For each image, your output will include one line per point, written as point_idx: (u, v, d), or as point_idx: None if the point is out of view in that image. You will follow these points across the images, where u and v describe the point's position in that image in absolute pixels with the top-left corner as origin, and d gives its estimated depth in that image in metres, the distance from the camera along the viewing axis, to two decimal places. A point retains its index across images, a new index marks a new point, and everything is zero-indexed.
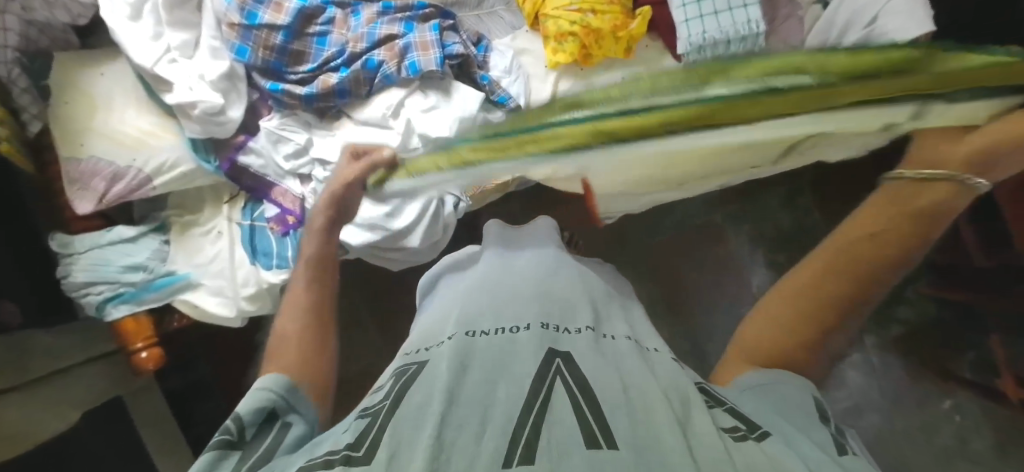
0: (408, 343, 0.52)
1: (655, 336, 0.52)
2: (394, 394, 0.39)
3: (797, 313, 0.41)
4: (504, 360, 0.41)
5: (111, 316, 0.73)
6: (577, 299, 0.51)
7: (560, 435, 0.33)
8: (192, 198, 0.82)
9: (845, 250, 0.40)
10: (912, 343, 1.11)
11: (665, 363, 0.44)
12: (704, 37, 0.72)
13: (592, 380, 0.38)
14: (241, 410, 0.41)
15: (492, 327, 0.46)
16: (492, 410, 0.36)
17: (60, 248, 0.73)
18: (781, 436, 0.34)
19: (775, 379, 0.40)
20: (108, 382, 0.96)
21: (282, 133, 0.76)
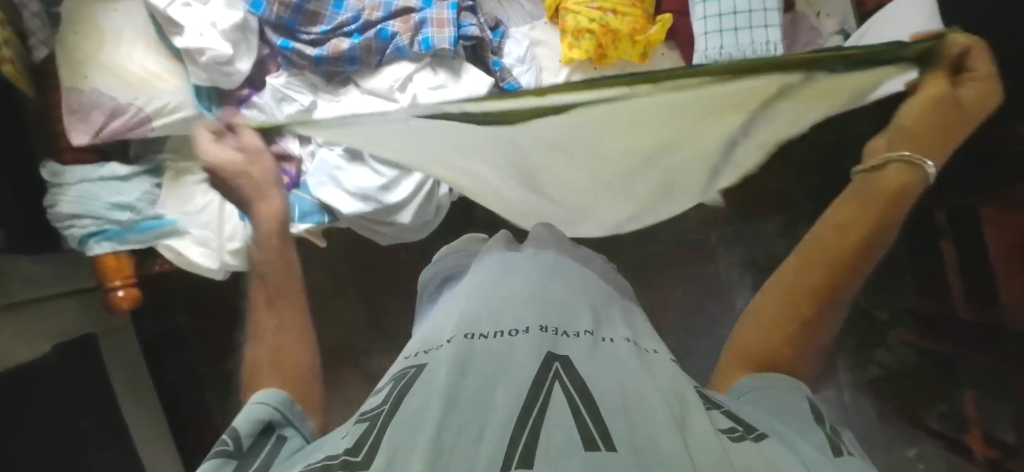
0: (408, 348, 0.44)
1: (655, 340, 0.46)
2: (392, 397, 0.34)
3: (772, 331, 0.41)
4: (501, 362, 0.35)
5: (92, 251, 0.73)
6: (576, 300, 0.44)
7: (561, 436, 0.28)
8: (189, 144, 0.81)
9: (812, 258, 0.41)
10: (887, 387, 1.12)
11: (666, 366, 0.39)
12: (721, 52, 0.72)
13: (591, 383, 0.32)
14: (238, 423, 0.36)
15: (493, 329, 0.39)
16: (489, 415, 0.30)
17: (50, 177, 0.72)
18: (778, 437, 0.32)
19: (769, 384, 0.38)
20: (84, 318, 0.98)
21: (287, 92, 0.75)
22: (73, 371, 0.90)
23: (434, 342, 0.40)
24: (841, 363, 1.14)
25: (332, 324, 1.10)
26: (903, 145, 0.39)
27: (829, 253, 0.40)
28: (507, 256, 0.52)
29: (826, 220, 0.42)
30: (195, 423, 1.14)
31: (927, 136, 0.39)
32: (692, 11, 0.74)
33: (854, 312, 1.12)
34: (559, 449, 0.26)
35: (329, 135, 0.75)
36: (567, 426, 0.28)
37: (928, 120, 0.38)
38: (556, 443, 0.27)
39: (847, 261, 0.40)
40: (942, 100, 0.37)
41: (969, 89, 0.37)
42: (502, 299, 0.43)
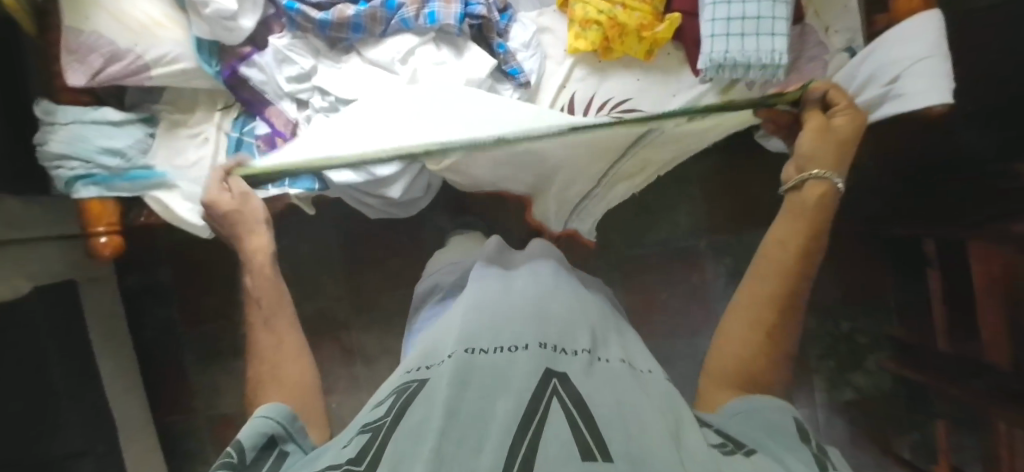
0: (408, 363, 0.56)
1: (648, 359, 0.56)
2: (394, 411, 0.44)
3: (751, 318, 0.53)
4: (502, 378, 0.45)
5: (78, 194, 0.73)
6: (576, 324, 0.55)
7: (558, 446, 0.35)
8: (186, 97, 0.81)
9: (773, 251, 0.55)
10: (862, 409, 1.11)
11: (657, 382, 0.49)
12: (726, 57, 0.71)
13: (588, 397, 0.41)
14: (243, 435, 0.45)
15: (491, 346, 0.50)
16: (490, 425, 0.39)
17: (43, 115, 0.71)
18: (768, 454, 0.40)
19: (752, 406, 0.47)
20: (68, 264, 0.96)
21: (289, 54, 0.75)
22: (47, 317, 0.89)
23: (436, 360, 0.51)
24: (818, 383, 1.13)
25: (313, 294, 1.10)
26: (827, 158, 0.57)
27: (784, 266, 0.53)
28: (507, 286, 0.63)
29: (768, 239, 0.56)
30: (169, 380, 1.14)
31: (829, 146, 0.57)
32: (701, 13, 0.73)
33: (836, 333, 1.11)
34: (557, 454, 0.34)
35: (326, 102, 0.76)
36: (566, 437, 0.36)
37: (823, 139, 0.58)
38: (555, 452, 0.34)
39: (795, 270, 0.53)
40: (830, 127, 0.59)
41: (853, 117, 0.59)
42: (504, 322, 0.54)
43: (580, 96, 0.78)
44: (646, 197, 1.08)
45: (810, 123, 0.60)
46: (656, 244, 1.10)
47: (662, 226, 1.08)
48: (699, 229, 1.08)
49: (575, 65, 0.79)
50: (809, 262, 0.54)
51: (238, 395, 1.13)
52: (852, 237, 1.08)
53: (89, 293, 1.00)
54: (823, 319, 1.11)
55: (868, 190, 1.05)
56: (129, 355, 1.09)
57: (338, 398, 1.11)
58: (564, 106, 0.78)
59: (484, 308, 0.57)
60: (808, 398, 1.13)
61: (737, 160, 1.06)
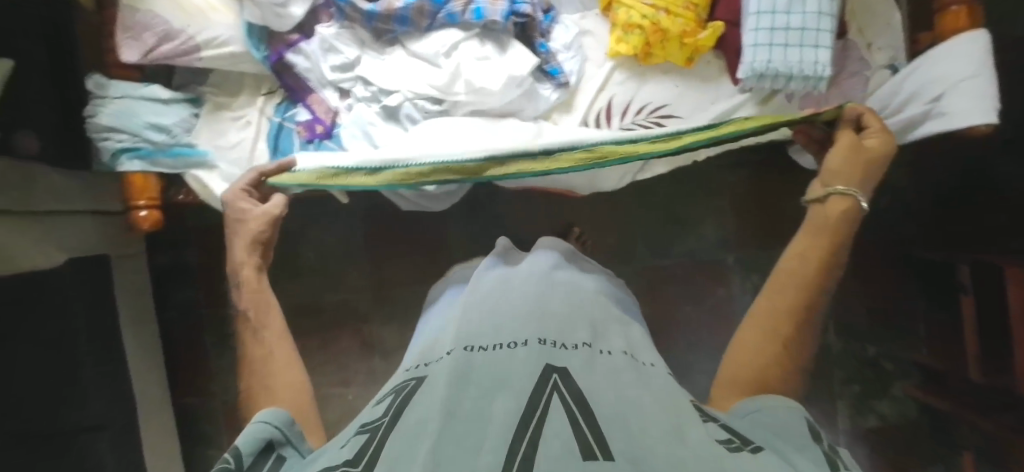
0: (409, 363, 0.56)
1: (651, 353, 0.55)
2: (392, 410, 0.43)
3: (770, 327, 0.51)
4: (501, 375, 0.43)
5: (123, 168, 0.75)
6: (576, 320, 0.54)
7: (558, 446, 0.33)
8: (232, 81, 0.83)
9: (797, 262, 0.53)
10: (885, 439, 1.08)
11: (660, 377, 0.47)
12: (768, 66, 0.71)
13: (588, 395, 0.40)
14: (241, 441, 0.43)
15: (491, 343, 0.49)
16: (489, 425, 0.37)
17: (95, 88, 0.73)
18: (777, 453, 0.37)
19: (763, 405, 0.45)
20: (100, 239, 0.99)
21: (336, 43, 0.77)
22: (79, 289, 0.90)
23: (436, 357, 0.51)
24: (841, 408, 1.10)
25: (337, 284, 1.11)
26: (852, 175, 0.56)
27: (800, 278, 0.52)
28: (509, 283, 0.62)
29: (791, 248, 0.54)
30: (190, 361, 1.16)
31: (857, 166, 0.56)
32: (745, 22, 0.73)
33: (861, 358, 1.09)
34: (558, 453, 0.32)
35: (369, 92, 0.78)
36: (565, 437, 0.34)
37: (849, 160, 0.57)
38: (555, 451, 0.32)
39: (816, 280, 0.52)
40: (860, 145, 0.58)
41: (883, 138, 0.58)
42: (503, 318, 0.53)
43: (618, 100, 0.79)
44: (674, 207, 1.08)
45: (841, 142, 0.58)
46: (682, 255, 1.09)
47: (689, 237, 1.08)
48: (726, 242, 1.07)
49: (614, 69, 0.80)
50: (827, 273, 0.52)
51: None
52: (883, 260, 1.07)
53: (120, 269, 1.02)
54: (849, 341, 1.10)
55: (899, 213, 1.04)
56: (153, 334, 1.10)
57: (353, 390, 1.11)
58: (601, 109, 0.79)
59: (484, 304, 0.57)
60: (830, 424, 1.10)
61: (769, 175, 1.05)
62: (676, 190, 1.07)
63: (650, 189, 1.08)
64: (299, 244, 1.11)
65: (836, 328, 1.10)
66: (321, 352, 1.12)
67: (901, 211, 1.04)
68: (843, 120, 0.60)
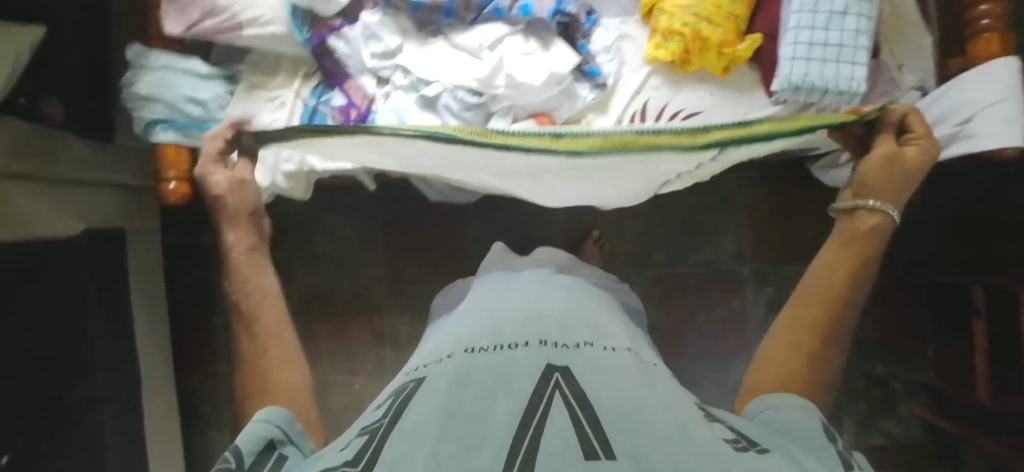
0: (412, 367, 0.57)
1: (650, 355, 0.57)
2: (392, 412, 0.43)
3: (793, 338, 0.52)
4: (504, 378, 0.43)
5: (157, 138, 0.74)
6: (573, 325, 0.55)
7: (560, 445, 0.32)
8: (270, 61, 0.83)
9: (824, 280, 0.54)
10: (888, 458, 1.09)
11: (662, 377, 0.48)
12: (804, 80, 0.72)
13: (589, 393, 0.40)
14: (241, 440, 0.42)
15: (491, 344, 0.51)
16: (490, 425, 0.36)
17: (135, 58, 0.74)
18: (782, 453, 0.36)
19: (782, 402, 0.46)
20: (118, 212, 0.98)
21: (377, 31, 0.77)
22: (95, 261, 0.89)
23: (438, 358, 0.52)
24: (846, 425, 1.11)
25: (352, 273, 1.11)
26: (887, 189, 0.56)
27: (835, 287, 0.53)
28: (508, 300, 0.63)
29: (817, 265, 0.56)
30: (197, 343, 1.15)
31: (892, 176, 0.56)
32: (783, 35, 0.75)
33: (869, 376, 1.10)
34: (559, 450, 0.32)
35: (408, 80, 0.78)
36: (567, 435, 0.33)
37: (889, 172, 0.55)
38: (557, 449, 0.32)
39: (842, 296, 0.53)
40: (898, 155, 0.56)
41: (926, 146, 0.56)
42: (501, 327, 0.55)
43: (653, 104, 0.80)
44: (693, 216, 1.09)
45: (880, 150, 0.56)
46: (698, 265, 1.10)
47: (706, 247, 1.09)
48: (743, 254, 1.08)
49: (650, 74, 0.81)
50: (858, 283, 0.54)
51: None
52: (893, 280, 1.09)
53: (135, 244, 1.01)
54: (857, 359, 1.11)
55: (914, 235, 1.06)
56: (161, 313, 1.09)
57: (361, 381, 1.10)
58: (635, 112, 0.80)
59: (487, 316, 0.59)
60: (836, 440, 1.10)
61: (788, 190, 1.07)
62: (696, 200, 1.09)
63: (670, 197, 1.09)
64: (318, 231, 1.11)
65: None
66: (331, 341, 1.11)
67: (915, 234, 1.06)
68: (887, 123, 0.57)
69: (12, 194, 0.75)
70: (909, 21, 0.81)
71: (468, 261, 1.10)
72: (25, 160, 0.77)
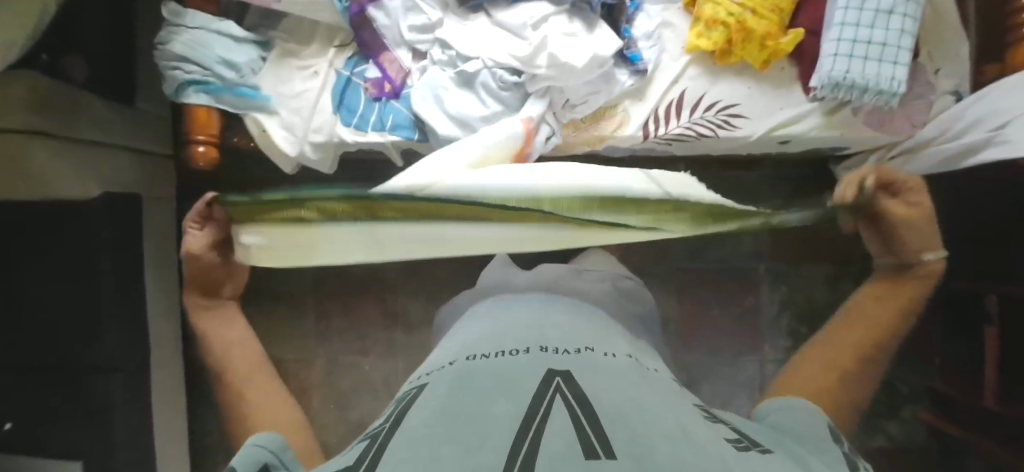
0: (414, 372, 0.55)
1: (653, 362, 0.55)
2: (394, 417, 0.41)
3: (832, 358, 0.49)
4: (505, 381, 0.41)
5: (187, 100, 0.74)
6: (577, 329, 0.53)
7: (559, 445, 0.31)
8: (306, 29, 0.81)
9: (870, 311, 0.52)
10: (888, 461, 1.11)
11: (662, 381, 0.46)
12: (846, 77, 0.72)
13: (591, 396, 0.38)
14: (236, 463, 0.36)
15: (492, 351, 0.48)
16: (488, 425, 0.34)
17: (170, 16, 0.72)
18: (786, 454, 0.35)
19: (794, 405, 0.44)
20: (136, 176, 0.95)
21: (420, 3, 0.76)
22: (115, 224, 0.87)
23: (438, 365, 0.50)
24: (851, 426, 1.12)
25: None
26: None
27: (871, 322, 0.51)
28: (512, 303, 0.61)
29: (857, 296, 0.55)
30: None
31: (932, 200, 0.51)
32: (826, 32, 0.75)
33: None
34: (559, 451, 0.30)
35: (446, 55, 0.77)
36: (568, 436, 0.32)
37: None
38: (557, 448, 0.30)
39: (888, 325, 0.51)
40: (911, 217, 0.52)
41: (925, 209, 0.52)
42: (503, 330, 0.53)
43: (690, 94, 0.80)
44: None
45: None
46: (715, 260, 1.10)
47: (725, 243, 1.09)
48: (761, 252, 1.09)
49: (689, 64, 0.81)
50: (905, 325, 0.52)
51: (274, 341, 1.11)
52: None
53: (151, 210, 0.99)
54: None
55: None
56: (172, 283, 1.07)
57: (372, 360, 1.10)
58: (673, 101, 0.80)
59: (488, 320, 0.57)
60: None
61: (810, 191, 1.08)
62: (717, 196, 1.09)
63: None
64: None
65: None
66: (343, 319, 1.11)
67: None
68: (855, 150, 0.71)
69: (31, 149, 0.75)
70: (950, 28, 0.80)
71: None
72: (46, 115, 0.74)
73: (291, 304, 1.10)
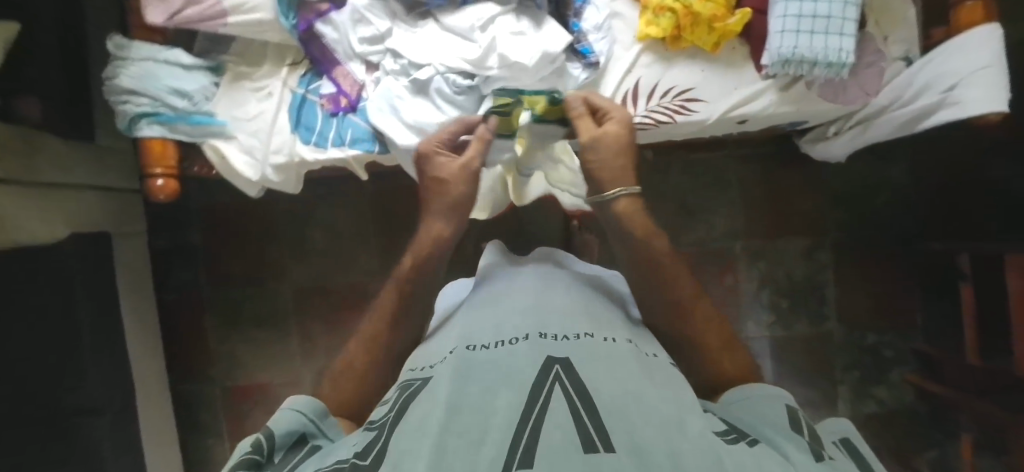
0: (413, 359, 0.56)
1: (652, 343, 0.55)
2: (397, 407, 0.43)
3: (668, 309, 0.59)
4: (505, 369, 0.43)
5: (141, 132, 0.73)
6: (576, 315, 0.54)
7: (559, 439, 0.33)
8: (255, 50, 0.80)
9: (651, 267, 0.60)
10: (882, 425, 1.11)
11: (663, 369, 0.47)
12: (794, 52, 0.73)
13: (590, 386, 0.39)
14: (275, 427, 0.43)
15: (492, 341, 0.49)
16: (490, 419, 0.36)
17: (115, 50, 0.72)
18: (768, 444, 0.38)
19: (749, 396, 0.48)
20: (104, 214, 0.94)
21: (367, 14, 0.76)
22: (84, 261, 0.85)
23: (438, 357, 0.51)
24: (842, 394, 1.12)
25: (348, 267, 1.12)
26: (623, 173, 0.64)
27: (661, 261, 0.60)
28: (510, 289, 0.62)
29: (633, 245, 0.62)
30: (189, 344, 1.12)
31: (612, 147, 0.64)
32: (772, 9, 0.75)
33: (862, 346, 1.12)
34: (560, 447, 0.32)
35: (398, 64, 0.77)
36: (568, 427, 0.34)
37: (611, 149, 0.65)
38: (556, 442, 0.32)
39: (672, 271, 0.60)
40: (600, 133, 0.65)
41: (622, 112, 0.68)
42: (504, 318, 0.53)
43: (645, 81, 0.80)
44: (685, 196, 1.10)
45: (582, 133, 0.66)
46: (691, 244, 1.11)
47: (700, 226, 1.11)
48: (736, 232, 1.11)
49: (642, 52, 0.81)
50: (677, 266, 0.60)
51: (260, 363, 1.11)
52: (888, 250, 1.11)
53: (122, 246, 0.99)
54: (851, 329, 1.12)
55: (897, 207, 1.10)
56: (151, 314, 1.06)
57: None
58: (628, 91, 0.80)
59: (491, 305, 0.58)
60: (833, 408, 1.11)
61: (771, 165, 1.11)
62: (687, 181, 1.10)
63: (662, 178, 1.10)
64: (313, 224, 1.11)
65: (839, 316, 1.12)
66: (327, 335, 1.12)
67: (903, 205, 1.09)
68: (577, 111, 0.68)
69: None
70: None
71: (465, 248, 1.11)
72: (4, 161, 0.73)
73: (275, 326, 1.12)
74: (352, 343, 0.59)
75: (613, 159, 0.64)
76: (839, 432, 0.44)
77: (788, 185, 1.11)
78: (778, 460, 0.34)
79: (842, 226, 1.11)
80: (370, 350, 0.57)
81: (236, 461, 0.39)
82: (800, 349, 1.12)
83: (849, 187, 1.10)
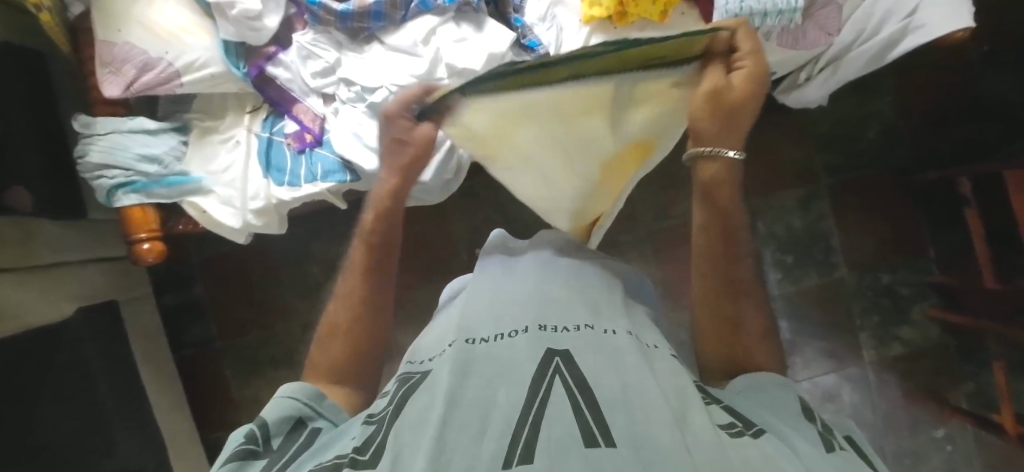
0: (411, 351, 0.54)
1: (654, 334, 0.52)
2: (397, 401, 0.42)
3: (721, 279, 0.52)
4: (504, 363, 0.42)
5: (120, 203, 0.75)
6: (577, 302, 0.52)
7: (559, 433, 0.33)
8: (216, 103, 0.83)
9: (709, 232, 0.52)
10: (911, 365, 1.08)
11: (664, 359, 0.45)
12: (741, 6, 0.72)
13: (590, 377, 0.39)
14: (269, 416, 0.44)
15: (491, 334, 0.47)
16: (491, 413, 0.37)
17: (81, 128, 0.74)
18: (774, 434, 0.37)
19: (759, 381, 0.45)
20: (110, 283, 0.98)
21: (314, 49, 0.77)
22: (96, 334, 0.87)
23: (438, 349, 0.49)
24: (865, 340, 1.09)
25: None
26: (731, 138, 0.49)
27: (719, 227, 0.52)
28: (510, 274, 0.59)
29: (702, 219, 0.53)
30: (213, 393, 1.15)
31: (723, 121, 0.47)
32: None
33: (878, 288, 1.09)
34: (561, 439, 0.33)
35: (352, 92, 0.78)
36: (568, 420, 0.34)
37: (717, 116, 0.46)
38: (557, 436, 0.33)
39: (727, 240, 0.52)
40: (722, 91, 0.45)
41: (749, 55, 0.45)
42: (505, 307, 0.52)
43: None
44: (670, 169, 1.09)
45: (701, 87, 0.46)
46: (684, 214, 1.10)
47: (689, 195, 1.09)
48: None
49: (591, 35, 0.78)
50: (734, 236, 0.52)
51: None
52: (885, 187, 1.08)
53: (131, 310, 1.02)
54: (862, 273, 1.09)
55: (886, 144, 1.08)
56: (172, 373, 1.10)
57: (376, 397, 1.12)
58: None
59: (492, 292, 0.56)
60: (856, 354, 1.08)
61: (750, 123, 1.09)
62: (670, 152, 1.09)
63: None
64: (310, 260, 1.14)
65: (848, 262, 1.09)
66: None
67: (893, 138, 1.07)
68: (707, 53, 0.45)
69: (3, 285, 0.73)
70: None
71: (458, 260, 1.13)
72: (10, 254, 0.75)
73: (290, 365, 1.14)
74: (332, 304, 0.58)
75: (726, 135, 0.48)
76: (843, 429, 0.42)
77: (772, 140, 1.09)
78: (788, 458, 0.33)
79: (834, 171, 1.09)
80: (362, 314, 0.56)
81: (232, 452, 0.41)
82: (814, 303, 1.09)
83: (834, 131, 1.08)
